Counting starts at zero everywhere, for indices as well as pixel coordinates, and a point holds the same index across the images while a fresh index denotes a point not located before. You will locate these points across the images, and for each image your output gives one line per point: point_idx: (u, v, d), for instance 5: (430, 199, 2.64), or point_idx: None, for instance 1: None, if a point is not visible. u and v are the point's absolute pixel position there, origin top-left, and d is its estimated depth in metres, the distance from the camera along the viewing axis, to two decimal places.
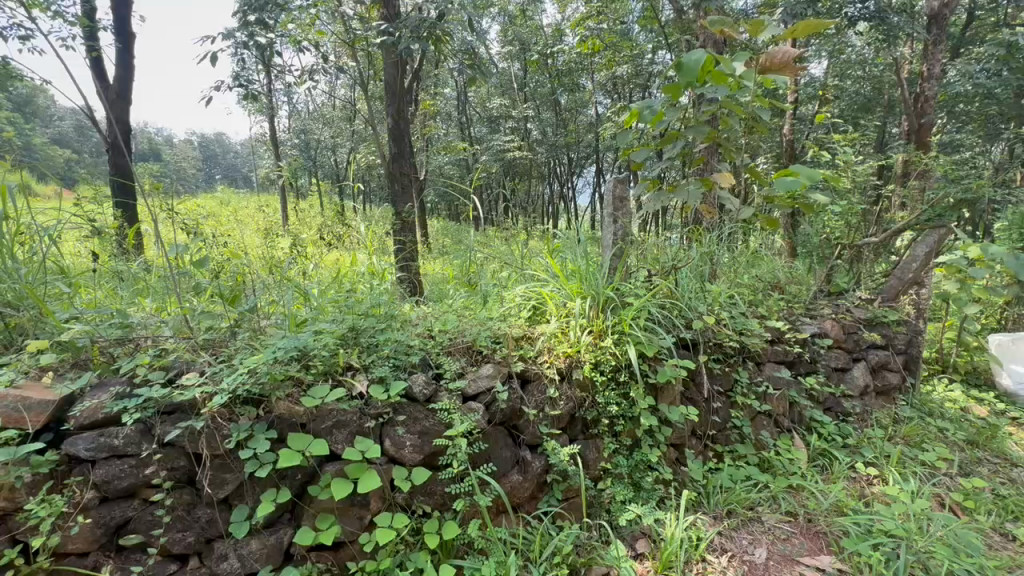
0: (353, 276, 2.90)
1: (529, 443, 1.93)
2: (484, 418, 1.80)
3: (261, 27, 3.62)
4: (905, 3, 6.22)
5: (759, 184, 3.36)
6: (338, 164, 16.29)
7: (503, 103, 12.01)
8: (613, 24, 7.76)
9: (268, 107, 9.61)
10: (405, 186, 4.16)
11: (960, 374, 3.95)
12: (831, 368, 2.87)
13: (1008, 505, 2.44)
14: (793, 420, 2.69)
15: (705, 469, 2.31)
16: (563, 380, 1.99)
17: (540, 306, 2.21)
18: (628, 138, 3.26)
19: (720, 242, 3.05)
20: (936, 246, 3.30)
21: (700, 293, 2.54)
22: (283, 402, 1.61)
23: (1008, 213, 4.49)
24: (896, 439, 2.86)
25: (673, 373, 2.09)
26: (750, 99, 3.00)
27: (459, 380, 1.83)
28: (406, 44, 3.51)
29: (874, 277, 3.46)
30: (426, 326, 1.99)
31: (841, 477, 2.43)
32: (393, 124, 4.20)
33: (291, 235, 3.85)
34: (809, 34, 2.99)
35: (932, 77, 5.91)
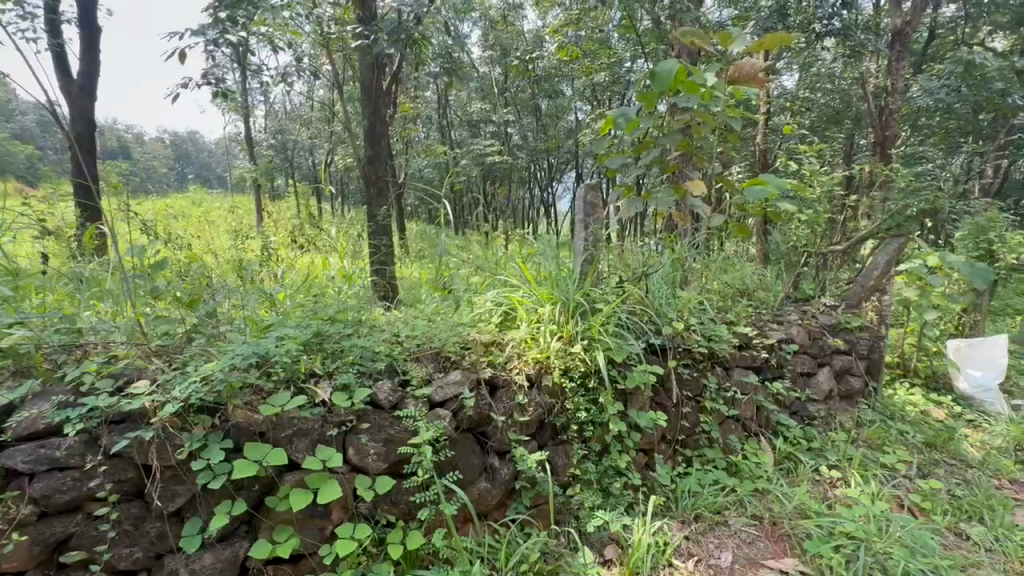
0: (323, 281, 2.83)
1: (497, 451, 1.91)
2: (450, 425, 1.78)
3: (233, 25, 3.56)
4: (870, 20, 6.45)
5: (731, 192, 3.42)
6: (316, 166, 16.08)
7: (484, 107, 12.01)
8: (592, 31, 7.85)
9: (242, 106, 9.42)
10: (380, 188, 4.12)
11: (920, 378, 4.09)
12: (798, 372, 2.94)
13: (962, 505, 2.53)
14: (760, 425, 2.73)
15: (674, 473, 2.33)
16: (532, 386, 1.98)
17: (511, 311, 2.20)
18: (603, 145, 3.29)
19: (691, 248, 3.09)
20: (897, 255, 3.41)
21: (670, 298, 2.57)
22: (241, 410, 1.56)
23: (965, 223, 4.68)
24: (859, 442, 2.94)
25: (642, 379, 2.11)
26: (722, 108, 3.06)
27: (426, 386, 1.80)
28: (382, 47, 3.49)
29: (838, 284, 3.56)
30: (393, 331, 1.96)
31: (805, 480, 2.49)
32: (368, 125, 4.14)
33: (261, 237, 3.76)
34: (776, 46, 3.07)
35: (896, 91, 6.14)
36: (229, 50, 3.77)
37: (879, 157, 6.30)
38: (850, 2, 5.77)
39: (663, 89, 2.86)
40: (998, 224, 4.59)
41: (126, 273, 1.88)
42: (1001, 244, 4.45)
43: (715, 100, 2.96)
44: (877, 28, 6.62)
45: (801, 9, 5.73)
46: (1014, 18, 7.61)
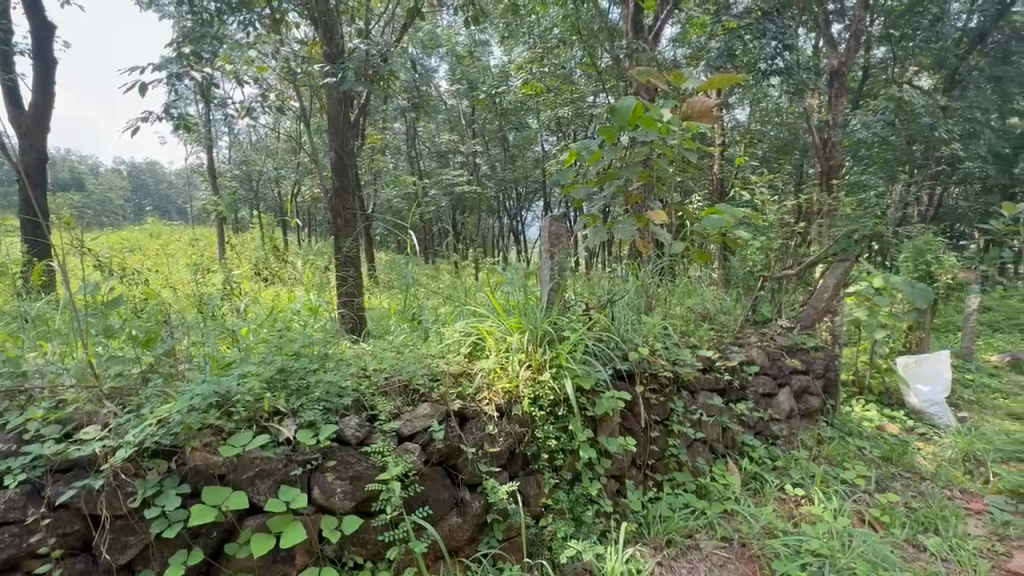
0: (289, 315, 2.75)
1: (468, 483, 1.89)
2: (420, 459, 1.76)
3: (197, 59, 3.66)
4: (809, 61, 7.00)
5: (691, 220, 3.57)
6: (282, 197, 15.94)
7: (452, 139, 12.23)
8: (556, 68, 8.27)
9: (205, 137, 9.32)
10: (347, 219, 4.13)
11: (875, 394, 4.29)
12: (759, 393, 3.03)
13: (918, 517, 2.64)
14: (727, 445, 2.79)
15: (645, 498, 2.35)
16: (502, 416, 1.99)
17: (480, 341, 2.20)
18: (567, 176, 3.42)
19: (655, 275, 3.20)
20: (844, 277, 3.59)
21: (635, 324, 2.64)
22: (199, 452, 1.49)
23: (906, 247, 5.01)
24: (820, 458, 3.05)
25: (610, 405, 2.13)
26: (678, 141, 3.23)
27: (393, 421, 1.77)
28: (348, 83, 3.55)
29: (793, 306, 3.73)
30: (361, 365, 1.93)
31: (771, 498, 2.55)
32: (336, 157, 4.17)
33: (223, 271, 3.70)
34: (725, 85, 3.30)
35: (836, 126, 6.64)
36: (192, 84, 3.76)
37: (826, 186, 6.72)
38: (790, 44, 6.24)
39: (622, 123, 3.04)
40: (933, 246, 4.96)
41: (77, 312, 1.80)
42: (937, 265, 4.79)
43: (672, 134, 3.14)
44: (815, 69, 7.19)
45: (747, 51, 6.21)
46: (935, 60, 8.30)
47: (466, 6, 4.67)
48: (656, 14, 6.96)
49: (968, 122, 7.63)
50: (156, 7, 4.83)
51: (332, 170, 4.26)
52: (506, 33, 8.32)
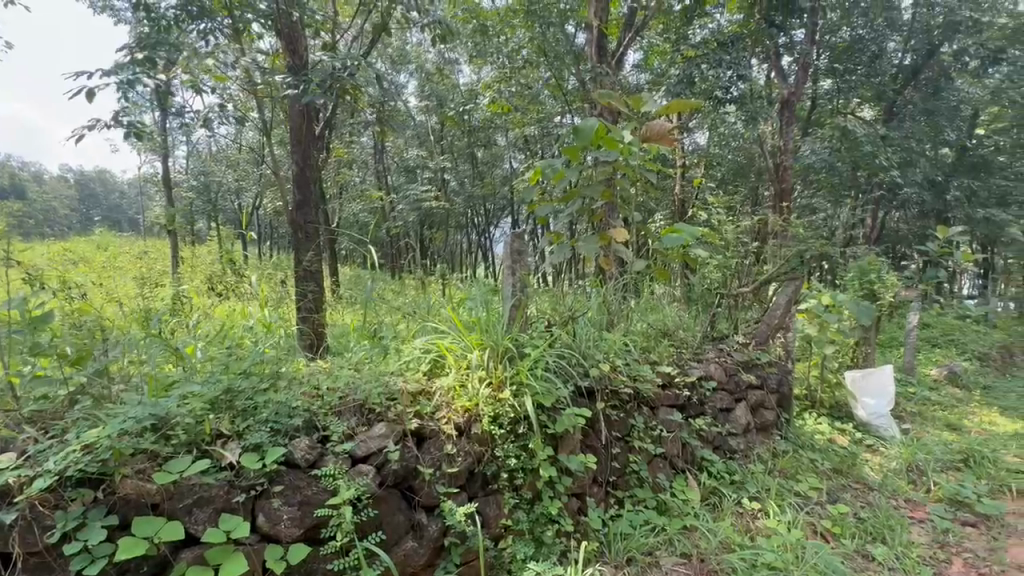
0: (241, 332, 2.63)
1: (425, 506, 1.83)
2: (374, 482, 1.70)
3: (150, 67, 3.55)
4: (761, 90, 7.44)
5: (651, 238, 3.66)
6: (242, 209, 15.44)
7: (420, 154, 12.22)
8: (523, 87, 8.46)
9: (161, 146, 8.99)
10: (308, 233, 4.03)
11: (826, 408, 4.45)
12: (717, 408, 3.09)
13: (867, 527, 2.73)
14: (686, 461, 2.82)
15: (606, 516, 2.34)
16: (461, 435, 1.94)
17: (440, 358, 2.16)
18: (532, 194, 3.48)
19: (618, 292, 3.26)
20: (794, 296, 3.77)
21: (597, 341, 2.65)
22: (131, 480, 1.39)
23: (851, 267, 5.30)
24: (775, 471, 3.13)
25: (571, 423, 2.12)
26: (639, 162, 3.32)
27: (346, 442, 1.71)
28: (311, 96, 3.48)
29: (749, 323, 3.83)
30: (313, 385, 1.85)
31: (729, 513, 2.59)
32: (298, 169, 4.08)
33: (174, 285, 3.54)
34: (682, 110, 3.44)
35: (787, 151, 7.01)
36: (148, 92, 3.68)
37: (779, 208, 7.05)
38: (744, 74, 6.63)
39: (585, 143, 3.13)
40: (876, 266, 5.25)
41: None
42: (880, 284, 5.07)
43: (632, 155, 3.23)
44: (767, 98, 7.61)
45: (704, 79, 6.54)
46: (875, 94, 9.15)
47: (433, 26, 4.74)
48: (619, 41, 7.23)
49: (904, 151, 8.23)
50: (112, 11, 4.67)
51: (293, 182, 4.17)
52: (476, 52, 8.44)
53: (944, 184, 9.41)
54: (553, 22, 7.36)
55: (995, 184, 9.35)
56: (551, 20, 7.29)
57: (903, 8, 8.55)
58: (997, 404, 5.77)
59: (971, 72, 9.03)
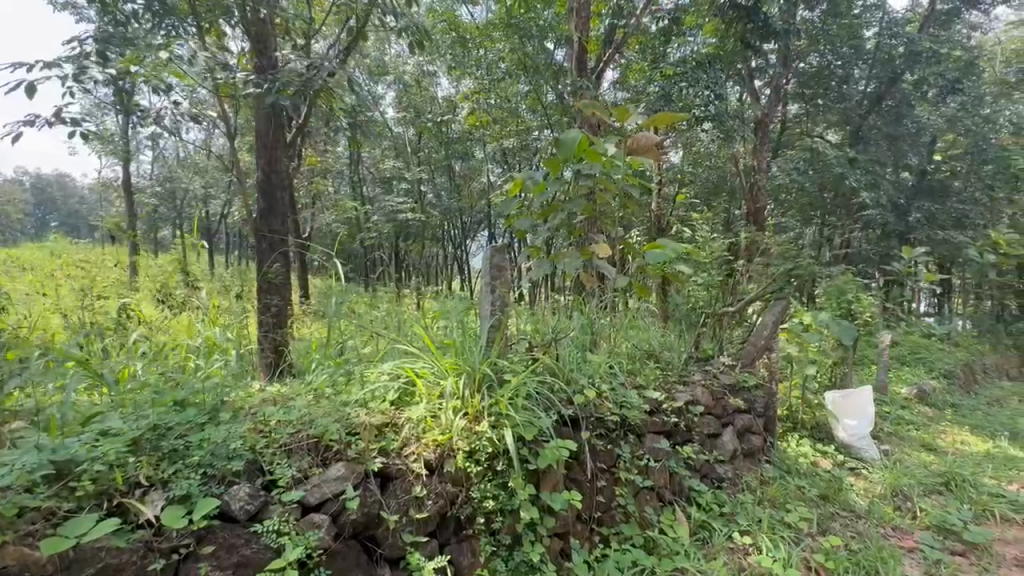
0: (183, 348, 2.34)
1: (389, 558, 1.59)
2: (328, 534, 1.46)
3: (100, 62, 3.25)
4: (736, 110, 7.64)
5: (634, 255, 3.54)
6: (209, 217, 14.87)
7: (397, 165, 12.03)
8: (502, 100, 8.44)
9: (122, 148, 8.54)
10: (273, 244, 3.86)
11: (808, 429, 4.37)
12: (704, 434, 2.94)
13: (860, 560, 2.60)
14: (674, 492, 2.65)
15: (591, 559, 2.14)
16: (432, 473, 1.72)
17: (409, 386, 1.94)
18: (512, 207, 3.34)
19: (601, 310, 3.10)
20: (782, 316, 3.64)
21: (581, 364, 2.47)
22: (15, 547, 1.12)
23: (826, 286, 5.34)
24: (764, 500, 2.98)
25: (554, 458, 1.90)
26: (622, 176, 3.20)
27: (296, 488, 1.47)
28: (276, 97, 3.24)
29: (734, 343, 3.69)
30: (260, 418, 1.61)
31: (720, 550, 2.42)
32: (263, 177, 3.87)
33: (119, 297, 3.23)
34: (666, 125, 3.34)
35: (761, 170, 7.08)
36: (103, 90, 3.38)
37: (755, 225, 7.11)
38: (720, 94, 6.80)
39: (567, 156, 3.00)
40: (851, 286, 5.28)
41: None
42: (856, 304, 5.10)
43: (615, 169, 3.11)
44: (742, 118, 7.74)
45: (682, 98, 6.67)
46: (841, 118, 9.38)
47: (410, 30, 4.45)
48: (600, 57, 7.47)
49: (869, 173, 8.53)
50: (74, 9, 4.34)
51: (258, 191, 3.94)
52: (454, 64, 8.34)
53: (906, 207, 9.74)
54: (533, 35, 7.13)
55: (953, 208, 9.73)
56: (531, 32, 7.09)
57: (865, 37, 8.81)
58: (968, 423, 5.84)
59: (930, 100, 9.40)
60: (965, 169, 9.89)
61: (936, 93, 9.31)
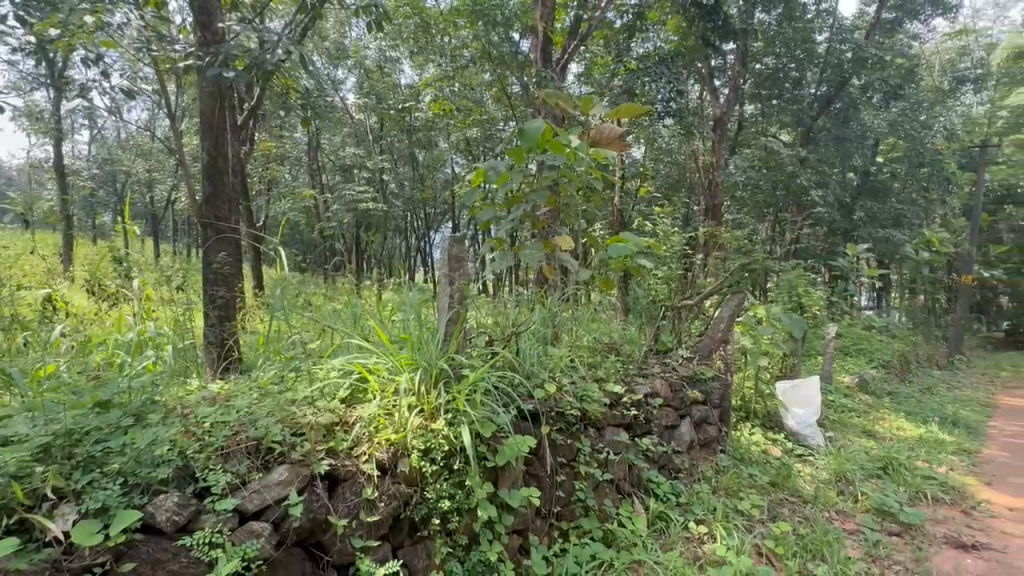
0: (111, 342, 2.14)
1: (337, 564, 1.51)
2: (269, 543, 1.35)
3: (19, 25, 2.88)
4: (696, 108, 7.83)
5: (597, 248, 3.52)
6: (153, 204, 13.97)
7: (357, 153, 11.68)
8: (466, 89, 8.29)
9: (53, 127, 7.88)
10: (218, 232, 3.55)
11: (760, 418, 4.51)
12: (663, 426, 2.96)
13: (807, 545, 2.70)
14: (633, 484, 2.67)
15: (550, 554, 2.11)
16: (385, 474, 1.64)
17: (361, 382, 1.84)
18: (474, 197, 3.28)
19: (562, 303, 3.08)
20: (737, 309, 3.68)
21: (542, 359, 2.43)
22: None
23: (778, 281, 5.55)
24: (718, 489, 3.06)
25: (513, 454, 1.85)
26: (585, 168, 3.17)
27: (231, 495, 1.36)
28: (220, 70, 2.98)
29: (691, 336, 3.71)
30: (193, 419, 1.50)
31: (676, 540, 2.45)
32: (208, 160, 3.59)
33: (42, 288, 2.96)
34: (629, 117, 3.33)
35: (719, 168, 7.25)
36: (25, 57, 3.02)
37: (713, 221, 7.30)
38: (680, 91, 6.93)
39: (530, 146, 2.95)
40: (801, 281, 5.48)
41: None
42: (806, 297, 5.30)
43: (579, 161, 3.08)
44: (701, 116, 7.90)
45: (644, 92, 6.79)
46: (793, 119, 9.74)
47: (369, 10, 4.23)
48: (565, 49, 7.27)
49: (818, 173, 8.92)
50: None
51: (202, 175, 3.66)
52: (416, 49, 8.07)
53: (851, 205, 10.14)
54: (498, 24, 6.78)
55: (892, 208, 10.27)
56: (496, 20, 6.73)
57: (818, 41, 9.21)
58: (903, 410, 6.22)
59: (875, 105, 9.82)
60: (904, 171, 10.50)
61: (880, 98, 9.73)
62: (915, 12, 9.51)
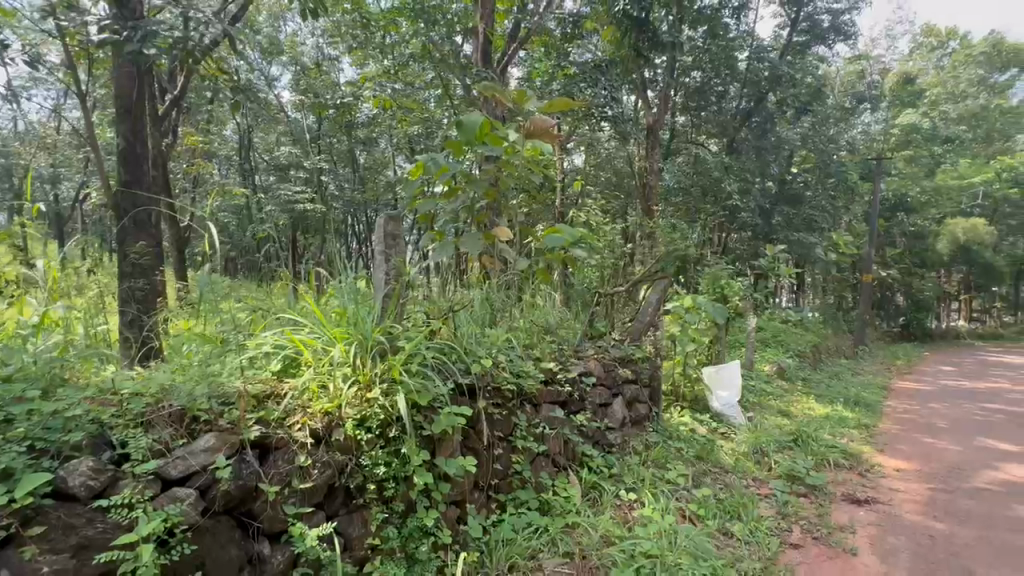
0: (13, 324, 1.99)
1: (269, 533, 1.50)
2: (194, 509, 1.33)
3: None
4: (631, 114, 8.26)
5: (535, 239, 3.64)
6: (59, 202, 12.69)
7: (293, 152, 11.28)
8: (407, 88, 8.22)
9: None
10: (138, 219, 3.36)
11: (688, 401, 4.82)
12: (596, 404, 3.13)
13: (726, 507, 2.94)
14: (568, 458, 2.79)
15: (487, 523, 2.18)
16: (319, 442, 1.64)
17: (294, 355, 1.82)
18: (413, 189, 3.29)
19: (500, 290, 3.18)
20: (663, 295, 3.95)
21: (479, 337, 2.49)
22: None
23: (704, 275, 5.95)
24: (648, 461, 3.25)
25: (449, 423, 1.90)
26: (522, 161, 3.28)
27: (153, 461, 1.33)
28: (140, 46, 2.81)
29: (624, 322, 3.97)
30: (109, 390, 1.45)
31: (608, 506, 2.60)
32: (125, 144, 3.38)
33: None
34: (562, 111, 3.50)
35: (651, 171, 7.66)
36: None
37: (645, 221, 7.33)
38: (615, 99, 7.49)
39: (469, 139, 3.02)
40: (723, 275, 5.92)
41: None
42: (728, 289, 5.73)
43: (516, 154, 3.18)
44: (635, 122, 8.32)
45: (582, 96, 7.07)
46: (718, 130, 10.44)
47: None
48: (505, 52, 7.46)
49: (740, 180, 9.68)
50: None
51: (117, 159, 3.43)
52: (354, 44, 7.88)
53: (770, 209, 10.65)
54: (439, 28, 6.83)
55: (805, 213, 11.11)
56: (437, 19, 6.72)
57: (739, 59, 9.94)
58: (814, 393, 6.85)
59: (789, 120, 10.71)
60: (814, 180, 11.56)
61: (793, 113, 10.62)
62: (821, 37, 10.56)
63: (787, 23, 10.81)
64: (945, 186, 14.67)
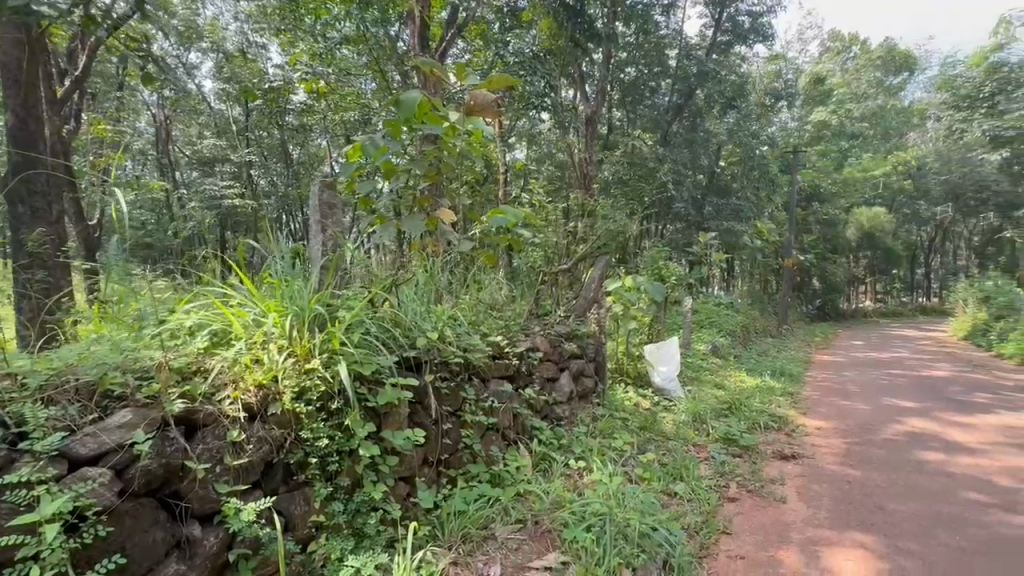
0: None
1: (199, 513, 1.40)
2: (111, 489, 1.22)
3: None
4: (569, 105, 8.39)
5: (478, 219, 3.60)
6: None
7: (218, 144, 10.57)
8: (342, 76, 7.92)
9: None
10: (36, 203, 3.02)
11: (632, 378, 4.97)
12: (543, 378, 3.17)
13: (670, 469, 3.07)
14: (518, 432, 2.81)
15: (438, 497, 2.15)
16: (253, 417, 1.55)
17: (222, 328, 1.69)
18: (350, 169, 3.13)
19: (445, 270, 3.12)
20: (604, 273, 4.07)
21: (424, 312, 2.42)
22: None
23: (642, 259, 6.17)
24: (596, 433, 3.33)
25: (394, 395, 1.84)
26: (463, 140, 3.20)
27: (57, 438, 1.20)
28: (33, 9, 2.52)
29: (568, 300, 4.07)
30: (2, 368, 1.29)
31: (559, 475, 2.64)
32: (15, 120, 3.02)
33: None
34: (501, 88, 3.46)
35: (591, 161, 7.85)
36: None
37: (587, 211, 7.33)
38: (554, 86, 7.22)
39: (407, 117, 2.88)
40: (660, 258, 6.17)
41: None
42: (666, 270, 5.99)
43: (456, 133, 3.09)
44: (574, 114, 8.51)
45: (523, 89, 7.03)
46: (652, 124, 10.90)
47: None
48: (443, 40, 7.35)
49: (675, 171, 10.23)
50: None
51: (7, 138, 3.06)
52: (283, 27, 7.43)
53: (701, 200, 11.22)
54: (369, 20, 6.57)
55: (733, 203, 11.77)
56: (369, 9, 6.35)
57: (669, 56, 10.50)
58: (744, 368, 7.29)
59: (716, 115, 11.34)
60: (740, 172, 12.30)
61: (719, 108, 11.25)
62: (742, 37, 11.20)
63: (711, 23, 11.34)
64: (852, 179, 16.12)
